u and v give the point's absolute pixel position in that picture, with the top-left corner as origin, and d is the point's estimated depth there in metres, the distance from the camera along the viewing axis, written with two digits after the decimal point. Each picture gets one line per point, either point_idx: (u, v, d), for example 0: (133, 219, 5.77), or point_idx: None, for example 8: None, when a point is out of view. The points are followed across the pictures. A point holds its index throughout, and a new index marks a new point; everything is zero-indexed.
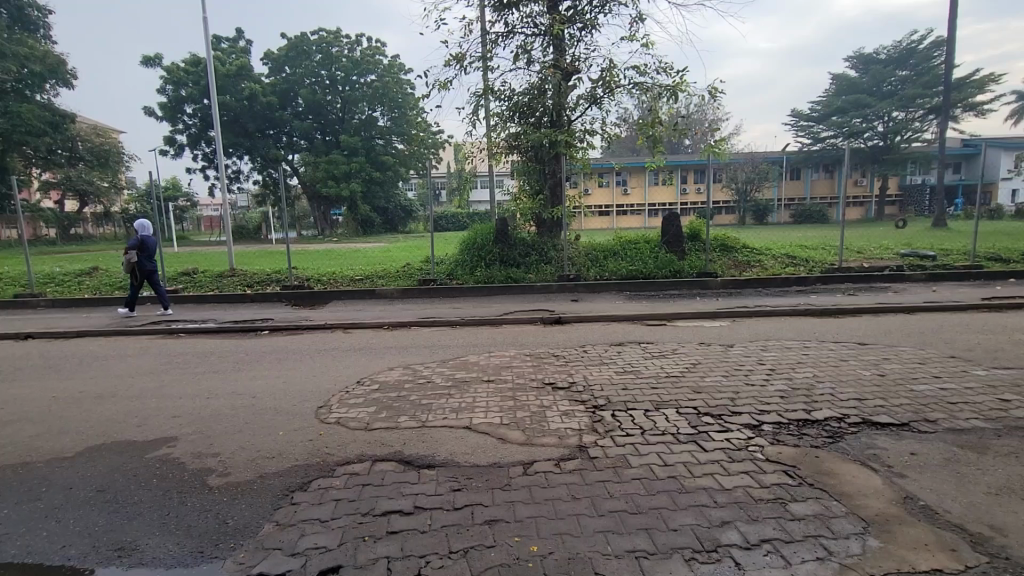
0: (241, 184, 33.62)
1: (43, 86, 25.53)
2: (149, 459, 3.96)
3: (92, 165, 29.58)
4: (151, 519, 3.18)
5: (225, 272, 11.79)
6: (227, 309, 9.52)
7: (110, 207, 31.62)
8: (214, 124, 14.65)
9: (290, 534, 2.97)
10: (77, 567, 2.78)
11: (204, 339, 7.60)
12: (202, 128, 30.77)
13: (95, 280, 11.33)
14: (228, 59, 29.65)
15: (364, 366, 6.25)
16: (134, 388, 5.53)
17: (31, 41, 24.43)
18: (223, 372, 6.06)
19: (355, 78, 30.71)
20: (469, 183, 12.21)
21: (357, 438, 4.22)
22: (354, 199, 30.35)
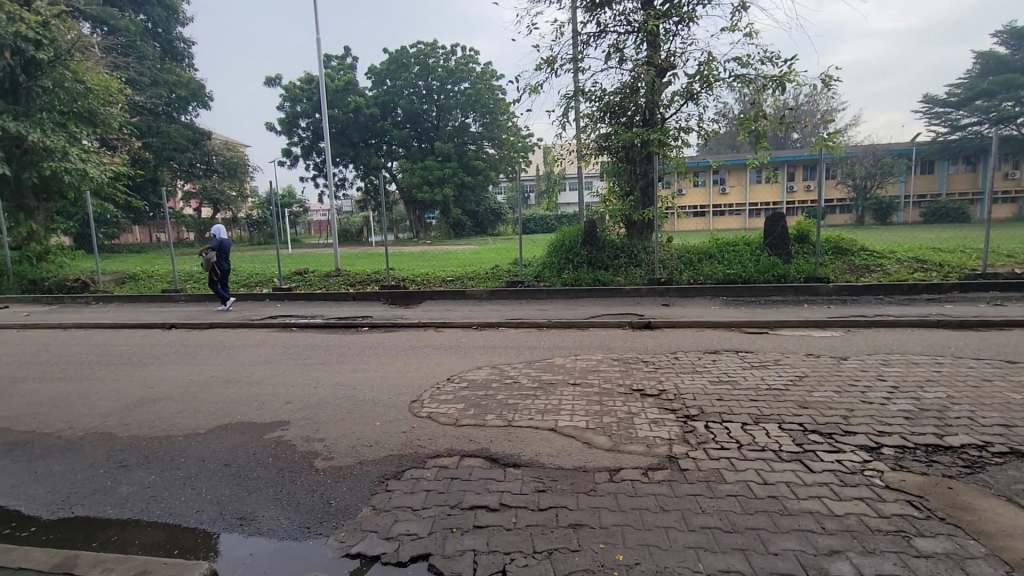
0: (346, 191, 36.28)
1: (186, 108, 29.36)
2: (266, 439, 4.40)
3: (224, 176, 33.51)
4: (267, 494, 3.53)
5: (331, 272, 12.79)
6: (332, 307, 10.33)
7: (237, 214, 35.55)
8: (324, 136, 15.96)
9: (385, 519, 3.15)
10: (207, 530, 3.15)
11: (313, 334, 8.30)
12: (314, 140, 33.63)
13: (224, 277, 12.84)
14: (338, 75, 32.19)
15: (453, 364, 6.48)
16: (255, 376, 6.17)
17: (179, 70, 28.30)
18: (328, 364, 6.58)
19: (450, 86, 32.04)
20: (558, 185, 12.23)
21: (447, 433, 4.38)
22: (447, 203, 31.45)
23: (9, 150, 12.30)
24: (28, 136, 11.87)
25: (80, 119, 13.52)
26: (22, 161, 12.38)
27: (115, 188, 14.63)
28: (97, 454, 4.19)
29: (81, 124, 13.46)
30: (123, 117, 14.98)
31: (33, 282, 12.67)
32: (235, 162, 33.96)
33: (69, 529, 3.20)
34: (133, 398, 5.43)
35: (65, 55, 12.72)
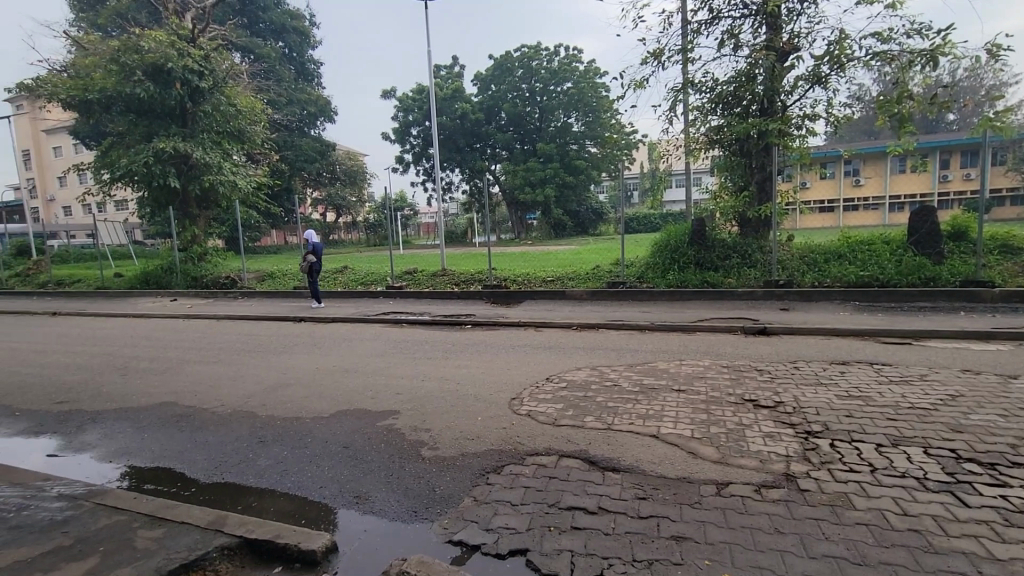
0: (452, 195, 37.93)
1: (315, 123, 32.55)
2: (378, 426, 4.75)
3: (346, 183, 36.69)
4: (379, 477, 3.81)
5: (438, 271, 13.45)
6: (438, 305, 10.85)
7: (356, 218, 38.74)
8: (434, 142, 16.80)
9: (485, 511, 3.26)
10: (329, 505, 3.48)
11: (421, 330, 8.79)
12: (424, 147, 35.60)
13: (345, 276, 14.08)
14: (447, 84, 33.73)
15: (553, 364, 6.49)
16: (370, 367, 6.69)
17: (310, 89, 31.53)
18: (435, 359, 6.94)
19: (553, 87, 32.08)
20: (664, 182, 11.74)
21: (545, 432, 4.41)
22: (548, 203, 31.50)
23: (179, 166, 14.56)
24: (193, 154, 13.97)
25: (232, 137, 15.61)
26: (188, 175, 14.58)
27: (257, 196, 16.68)
28: (242, 429, 4.81)
29: (232, 142, 15.53)
30: (265, 134, 17.04)
31: (195, 278, 14.77)
32: (355, 170, 37.04)
33: (219, 492, 3.70)
34: (271, 382, 6.15)
35: (221, 82, 14.77)
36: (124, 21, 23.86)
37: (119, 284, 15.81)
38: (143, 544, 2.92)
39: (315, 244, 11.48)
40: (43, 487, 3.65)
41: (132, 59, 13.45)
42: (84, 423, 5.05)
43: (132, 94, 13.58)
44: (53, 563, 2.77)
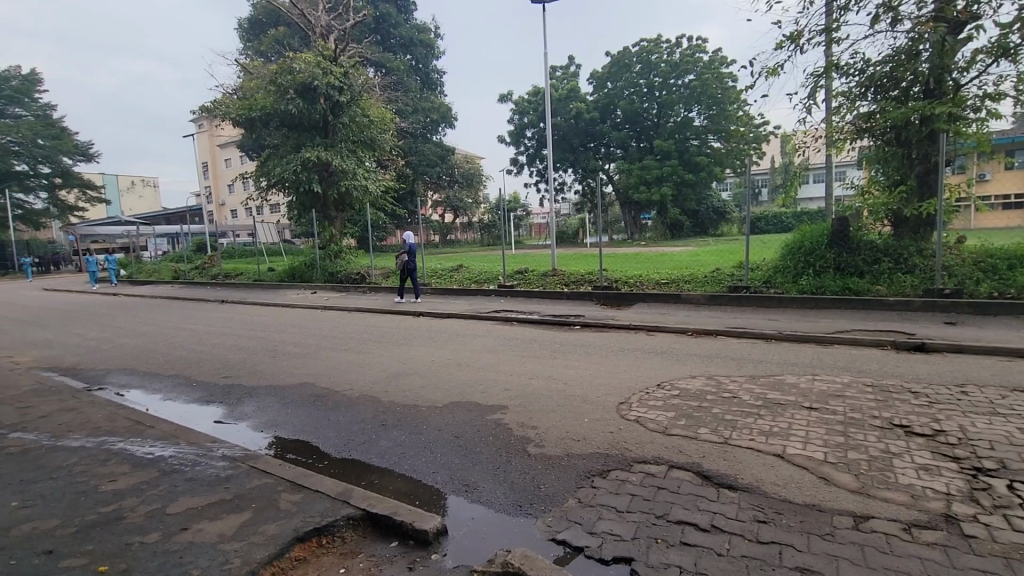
0: (565, 196, 37.98)
1: (437, 129, 34.51)
2: (487, 420, 4.91)
3: (463, 186, 38.45)
4: (486, 469, 3.93)
5: (548, 271, 13.55)
6: (547, 305, 10.94)
7: (472, 218, 40.47)
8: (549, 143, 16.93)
9: (589, 514, 3.21)
10: (440, 489, 3.67)
11: (530, 329, 8.92)
12: (538, 148, 36.08)
13: (460, 274, 14.74)
14: (563, 85, 33.81)
15: (664, 370, 6.21)
16: (480, 362, 6.92)
17: (434, 97, 33.50)
18: (542, 358, 7.00)
19: (674, 80, 30.58)
20: (799, 177, 10.64)
21: (655, 441, 4.24)
22: (664, 202, 30.14)
23: (321, 173, 16.31)
24: (333, 162, 15.58)
25: (365, 145, 17.12)
26: (329, 181, 16.29)
27: (385, 199, 18.14)
28: (367, 412, 5.26)
29: (365, 149, 17.03)
30: (394, 141, 18.45)
31: (332, 274, 16.47)
32: (472, 172, 38.67)
33: (346, 467, 4.09)
34: (391, 371, 6.64)
35: (357, 96, 16.26)
36: (281, 47, 27.29)
37: (272, 277, 18.14)
38: (285, 506, 3.32)
39: (410, 244, 12.16)
40: (211, 448, 4.31)
41: (287, 80, 15.32)
42: (243, 396, 5.87)
43: (286, 110, 15.49)
44: (217, 513, 3.25)
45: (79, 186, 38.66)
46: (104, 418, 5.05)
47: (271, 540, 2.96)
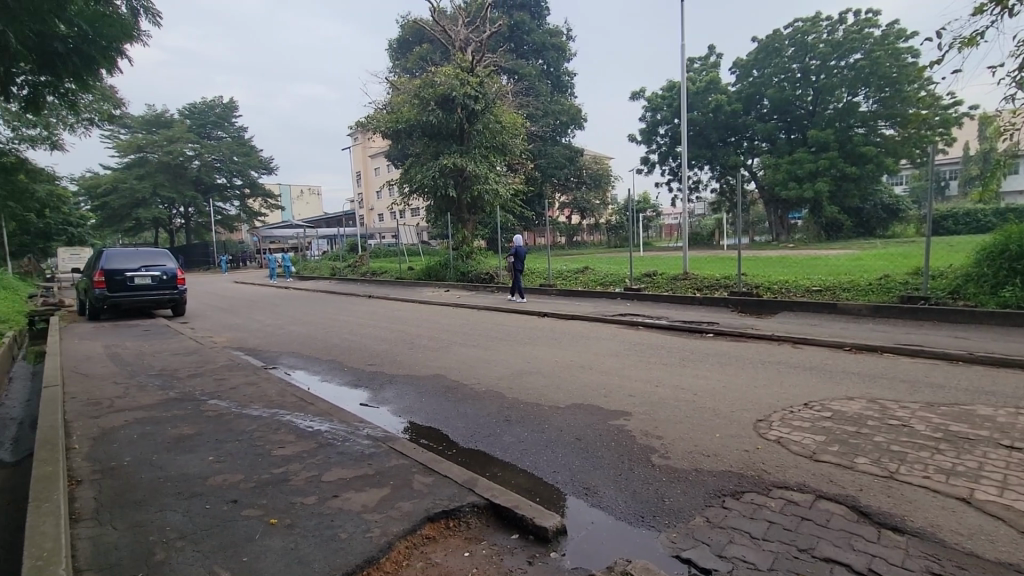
0: (700, 195, 35.83)
1: (566, 131, 34.72)
2: (610, 425, 4.81)
3: (591, 187, 38.24)
4: (608, 474, 3.85)
5: (679, 275, 12.89)
6: (676, 310, 10.41)
7: (599, 220, 40.01)
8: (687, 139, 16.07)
9: (720, 535, 2.99)
10: (561, 489, 3.67)
11: (658, 335, 8.57)
12: (672, 145, 34.53)
13: (586, 275, 14.65)
14: (701, 77, 32.14)
15: (813, 388, 5.55)
16: (604, 366, 6.80)
17: (564, 100, 33.79)
18: (670, 366, 6.67)
19: (835, 62, 27.22)
20: (1005, 166, 8.79)
21: (799, 465, 3.80)
22: (819, 200, 26.93)
23: (456, 179, 17.35)
24: (467, 168, 16.48)
25: (497, 151, 17.80)
26: (462, 186, 17.26)
27: (514, 202, 18.72)
28: (492, 406, 5.46)
29: (497, 154, 17.71)
30: (524, 145, 18.92)
31: (464, 273, 17.40)
32: (601, 173, 38.33)
33: (472, 457, 4.29)
34: (516, 369, 6.81)
35: (491, 103, 17.00)
36: (424, 63, 29.57)
37: (411, 275, 19.69)
38: (418, 486, 3.58)
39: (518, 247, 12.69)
40: (358, 426, 4.80)
41: (428, 92, 16.50)
42: (384, 383, 6.45)
43: (427, 121, 16.73)
44: (362, 486, 3.61)
45: (263, 195, 45.61)
46: (276, 392, 5.89)
47: (406, 516, 3.20)
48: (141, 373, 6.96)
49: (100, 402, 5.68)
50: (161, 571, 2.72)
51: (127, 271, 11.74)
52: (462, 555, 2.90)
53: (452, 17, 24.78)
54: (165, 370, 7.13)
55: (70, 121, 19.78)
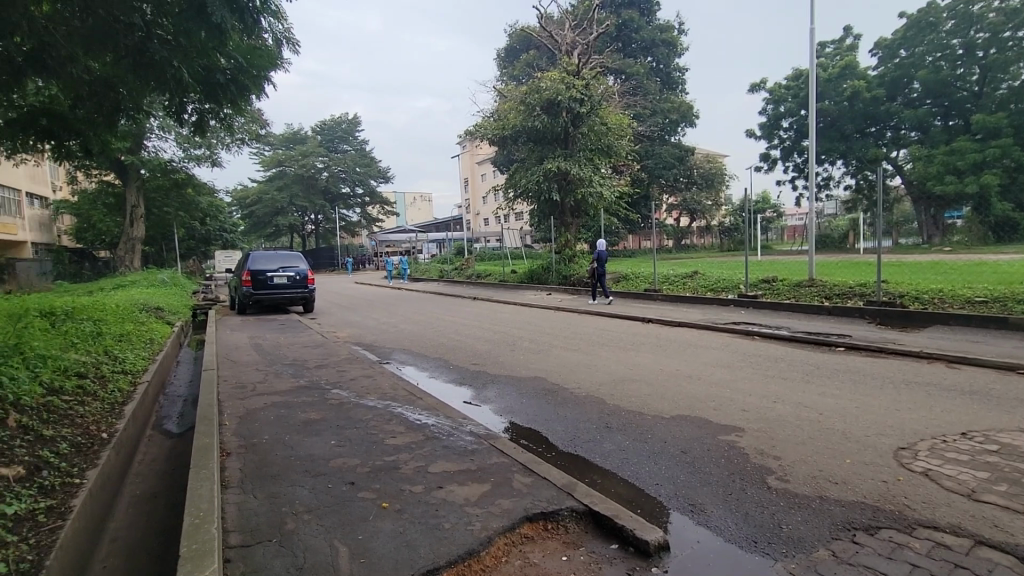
0: (829, 193, 32.47)
1: (677, 129, 33.30)
2: (719, 440, 4.50)
3: (703, 187, 36.40)
4: (717, 492, 3.61)
5: (804, 281, 11.76)
6: (799, 320, 9.50)
7: (711, 221, 37.83)
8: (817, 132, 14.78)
9: (848, 572, 2.66)
10: (665, 503, 3.51)
11: (778, 346, 7.87)
12: (797, 139, 31.70)
13: (695, 281, 13.92)
14: (834, 63, 29.49)
15: (971, 416, 4.75)
16: (714, 378, 6.39)
17: (674, 97, 32.54)
18: (792, 381, 6.10)
19: (1009, 34, 23.41)
20: None
21: (953, 503, 3.27)
22: (985, 195, 23.10)
23: (561, 183, 17.37)
24: (572, 171, 16.47)
25: (603, 153, 17.55)
26: (566, 190, 17.29)
27: (619, 205, 18.35)
28: (593, 412, 5.37)
29: (602, 156, 17.49)
30: (631, 146, 18.47)
31: (566, 276, 17.40)
32: (713, 172, 36.33)
33: (572, 461, 4.25)
34: (618, 375, 6.64)
35: (597, 105, 16.83)
36: (531, 69, 30.13)
37: (514, 278, 20.06)
38: (517, 486, 3.62)
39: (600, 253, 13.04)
40: (462, 423, 4.97)
41: (534, 98, 16.73)
42: (487, 383, 6.62)
43: (532, 126, 16.98)
44: (465, 479, 3.73)
45: (381, 202, 49.24)
46: (389, 386, 6.31)
47: (506, 513, 3.25)
48: (277, 362, 7.81)
49: (245, 386, 6.47)
50: (290, 539, 3.02)
51: (267, 272, 13.32)
52: (560, 558, 2.88)
53: (559, 22, 24.91)
54: (296, 360, 7.94)
55: (227, 141, 22.84)
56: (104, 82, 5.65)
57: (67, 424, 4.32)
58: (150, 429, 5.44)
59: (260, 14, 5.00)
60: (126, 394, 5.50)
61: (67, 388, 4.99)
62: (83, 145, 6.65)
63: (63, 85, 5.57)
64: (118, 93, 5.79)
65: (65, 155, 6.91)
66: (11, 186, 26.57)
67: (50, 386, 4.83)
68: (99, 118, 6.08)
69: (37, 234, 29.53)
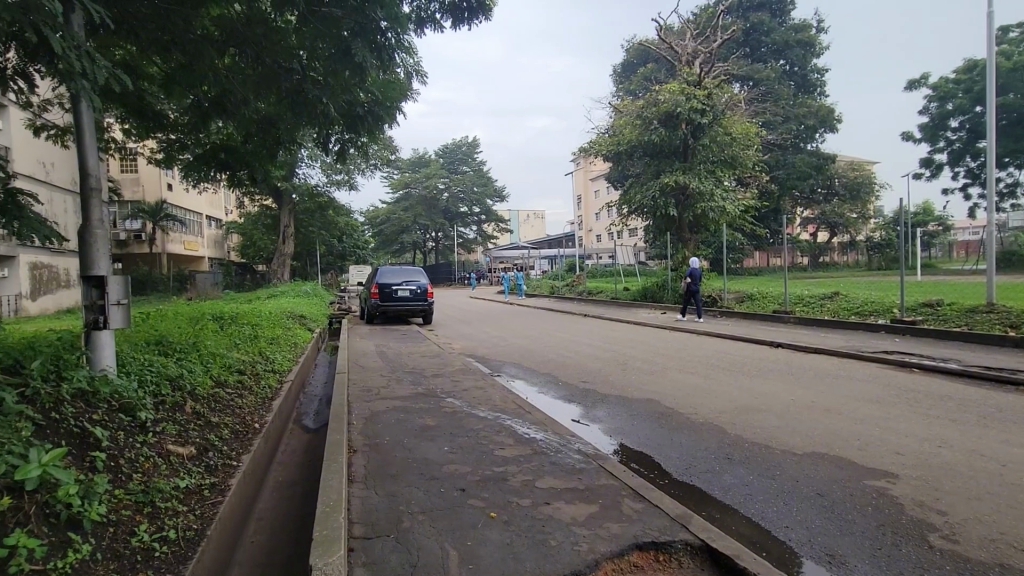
0: (1015, 202, 27.34)
1: (814, 136, 30.40)
2: (865, 485, 3.93)
3: (846, 199, 32.81)
4: (862, 544, 3.14)
5: (980, 305, 9.99)
6: (972, 352, 8.05)
7: (856, 237, 33.68)
8: (998, 129, 12.59)
9: None
10: (795, 549, 3.12)
11: (944, 381, 6.73)
12: (970, 140, 27.27)
13: (835, 303, 12.46)
14: (1020, 49, 25.04)
15: None
16: (859, 413, 5.63)
17: (810, 101, 29.88)
18: (961, 423, 5.17)
19: None
20: None
21: None
22: None
23: (678, 198, 16.82)
24: (691, 185, 15.80)
25: (726, 164, 16.79)
26: (684, 205, 16.57)
27: (743, 220, 17.24)
28: (712, 440, 4.99)
29: (725, 169, 16.61)
30: (757, 156, 17.53)
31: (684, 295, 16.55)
32: (860, 182, 32.57)
33: (688, 491, 3.97)
34: (741, 403, 6.12)
35: (720, 115, 16.04)
36: (649, 82, 29.54)
37: (628, 296, 19.54)
38: (627, 510, 3.46)
39: (694, 270, 13.30)
40: (570, 440, 4.90)
41: (652, 112, 16.35)
42: (597, 401, 6.47)
43: (649, 140, 16.57)
44: (573, 498, 3.65)
45: (496, 220, 51.08)
46: (500, 398, 6.43)
47: (615, 538, 3.12)
48: (399, 370, 8.36)
49: (370, 389, 7.01)
50: (406, 537, 3.16)
51: (392, 285, 14.40)
52: None
53: (680, 32, 24.16)
54: (416, 368, 8.43)
55: (363, 167, 25.26)
56: (268, 119, 6.54)
57: (230, 413, 4.99)
58: (292, 423, 6.11)
59: (396, 50, 5.48)
60: (275, 391, 6.24)
61: (231, 381, 5.77)
62: (251, 174, 7.72)
63: (238, 124, 6.59)
64: (278, 129, 6.66)
65: (237, 183, 8.03)
66: (195, 211, 31.82)
67: (217, 378, 5.63)
68: (264, 151, 7.06)
69: (213, 250, 34.97)
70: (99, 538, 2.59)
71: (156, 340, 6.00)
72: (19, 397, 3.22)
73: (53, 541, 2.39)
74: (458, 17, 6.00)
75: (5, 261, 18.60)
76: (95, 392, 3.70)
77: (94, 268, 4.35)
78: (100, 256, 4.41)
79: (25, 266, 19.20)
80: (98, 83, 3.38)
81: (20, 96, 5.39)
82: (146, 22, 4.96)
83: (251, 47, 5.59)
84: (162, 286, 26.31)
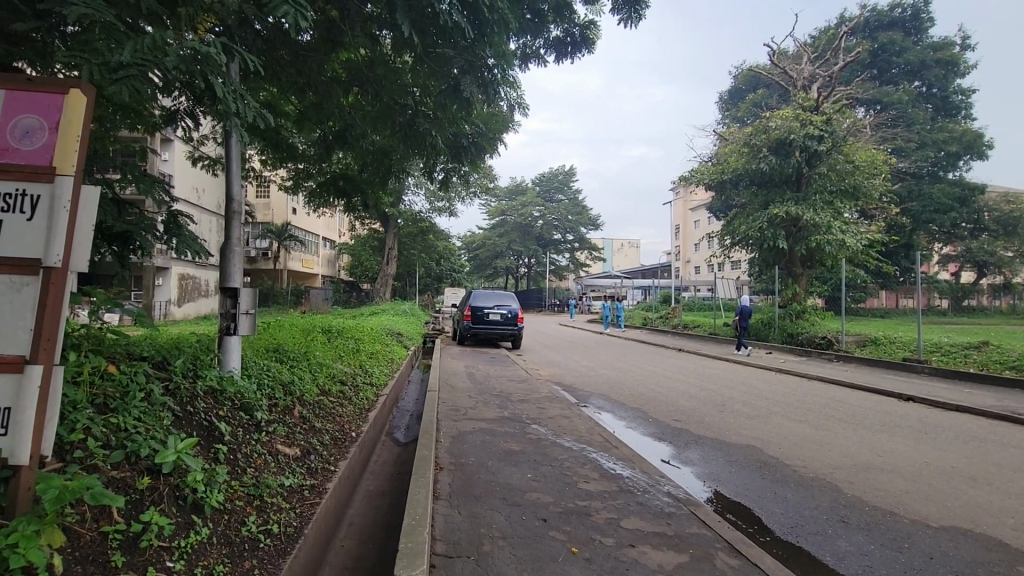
0: None
1: (957, 163, 27.10)
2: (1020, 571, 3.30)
3: (998, 235, 28.76)
4: None
5: None
6: None
7: (1012, 278, 29.01)
8: None
9: None
10: None
11: None
12: None
13: (982, 354, 10.81)
14: None
15: None
16: (1013, 485, 4.76)
17: (953, 125, 26.75)
18: None
19: None
20: None
21: None
22: None
23: (789, 229, 15.70)
24: (804, 216, 14.74)
25: (847, 194, 15.41)
26: (797, 237, 15.43)
27: (867, 255, 15.62)
28: (823, 499, 4.47)
29: (846, 199, 15.31)
30: (884, 185, 15.94)
31: (792, 334, 15.15)
32: (1017, 216, 28.32)
33: (793, 553, 3.56)
34: (859, 460, 5.44)
35: (841, 142, 14.83)
36: (759, 108, 28.26)
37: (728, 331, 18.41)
38: (721, 565, 3.17)
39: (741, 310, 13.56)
40: (660, 481, 4.63)
41: (761, 139, 15.51)
42: (690, 442, 6.08)
43: (757, 168, 15.68)
44: (660, 544, 3.42)
45: (589, 248, 50.81)
46: (586, 429, 6.28)
47: None
48: (486, 392, 8.46)
49: (458, 409, 7.16)
50: (486, 561, 3.15)
51: (485, 308, 14.75)
52: None
53: (796, 57, 22.84)
54: (502, 392, 8.48)
55: (464, 193, 26.44)
56: (383, 150, 7.11)
57: (331, 420, 5.35)
58: (385, 435, 6.40)
59: (501, 85, 5.74)
60: (370, 403, 6.59)
61: (334, 390, 6.20)
62: (363, 200, 8.40)
63: (356, 155, 7.25)
64: (391, 159, 7.24)
65: (351, 209, 8.76)
66: (313, 233, 35.16)
67: (323, 387, 6.07)
68: (377, 179, 7.68)
69: (325, 269, 38.26)
70: (217, 524, 2.85)
71: (274, 348, 6.62)
72: (164, 389, 3.70)
73: (179, 521, 2.67)
74: (562, 51, 6.17)
75: (161, 272, 21.68)
76: (222, 390, 4.15)
77: (229, 279, 4.91)
78: (235, 268, 4.94)
79: (175, 276, 22.24)
80: (246, 119, 3.87)
81: (185, 132, 6.33)
82: (287, 68, 5.64)
83: (372, 86, 6.11)
84: (282, 300, 29.14)
